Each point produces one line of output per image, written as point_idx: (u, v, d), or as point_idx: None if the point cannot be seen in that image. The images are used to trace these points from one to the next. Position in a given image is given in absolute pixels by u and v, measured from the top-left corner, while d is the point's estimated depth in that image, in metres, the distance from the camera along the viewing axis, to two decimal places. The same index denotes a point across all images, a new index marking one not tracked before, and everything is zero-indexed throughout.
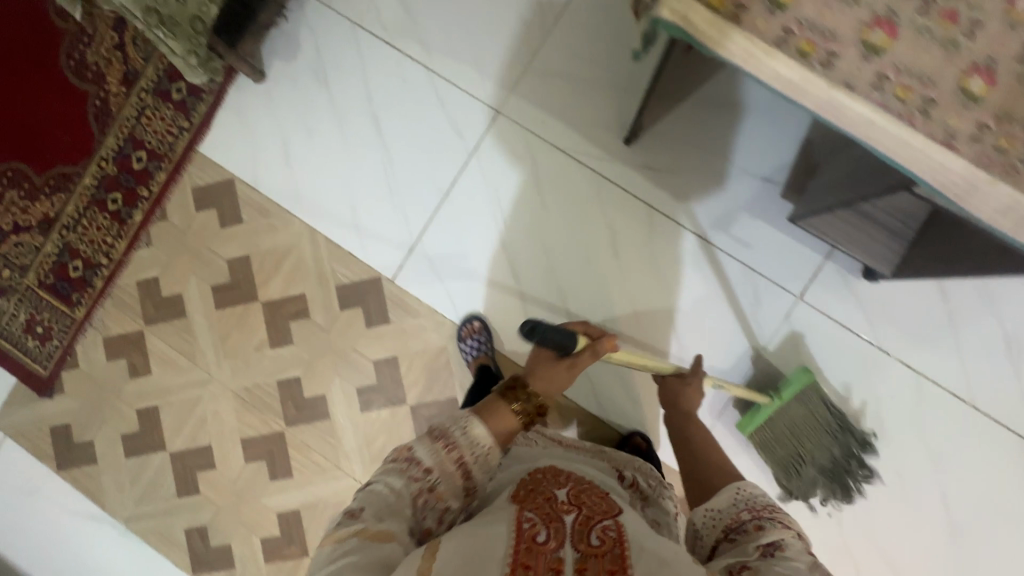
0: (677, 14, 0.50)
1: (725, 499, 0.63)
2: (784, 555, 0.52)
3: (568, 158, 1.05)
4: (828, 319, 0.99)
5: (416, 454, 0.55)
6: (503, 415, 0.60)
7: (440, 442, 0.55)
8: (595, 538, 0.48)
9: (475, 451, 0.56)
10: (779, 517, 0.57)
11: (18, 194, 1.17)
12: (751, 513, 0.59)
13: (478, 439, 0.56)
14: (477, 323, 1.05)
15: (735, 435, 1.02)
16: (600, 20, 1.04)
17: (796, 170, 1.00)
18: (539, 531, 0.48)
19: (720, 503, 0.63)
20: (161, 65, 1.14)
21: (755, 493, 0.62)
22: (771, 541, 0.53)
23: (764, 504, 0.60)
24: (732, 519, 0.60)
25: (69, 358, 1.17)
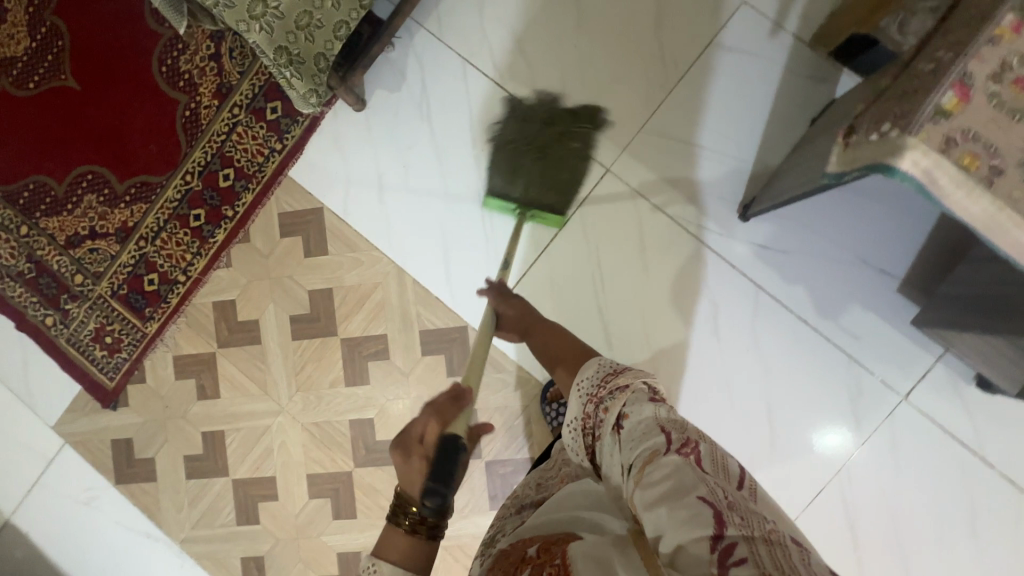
0: (919, 168, 0.46)
1: (574, 403, 0.61)
2: (629, 421, 0.52)
3: (676, 225, 1.01)
4: (932, 422, 0.96)
5: None
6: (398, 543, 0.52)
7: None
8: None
9: None
10: (612, 387, 0.57)
11: (97, 198, 1.14)
12: (593, 401, 0.59)
13: None
14: None
15: (812, 508, 0.99)
16: (727, 86, 1.00)
17: (917, 265, 0.96)
18: None
19: (573, 412, 0.61)
20: (258, 81, 1.09)
21: (589, 375, 0.62)
22: (619, 416, 0.54)
23: (602, 379, 0.60)
24: (585, 418, 0.59)
25: (137, 371, 1.14)
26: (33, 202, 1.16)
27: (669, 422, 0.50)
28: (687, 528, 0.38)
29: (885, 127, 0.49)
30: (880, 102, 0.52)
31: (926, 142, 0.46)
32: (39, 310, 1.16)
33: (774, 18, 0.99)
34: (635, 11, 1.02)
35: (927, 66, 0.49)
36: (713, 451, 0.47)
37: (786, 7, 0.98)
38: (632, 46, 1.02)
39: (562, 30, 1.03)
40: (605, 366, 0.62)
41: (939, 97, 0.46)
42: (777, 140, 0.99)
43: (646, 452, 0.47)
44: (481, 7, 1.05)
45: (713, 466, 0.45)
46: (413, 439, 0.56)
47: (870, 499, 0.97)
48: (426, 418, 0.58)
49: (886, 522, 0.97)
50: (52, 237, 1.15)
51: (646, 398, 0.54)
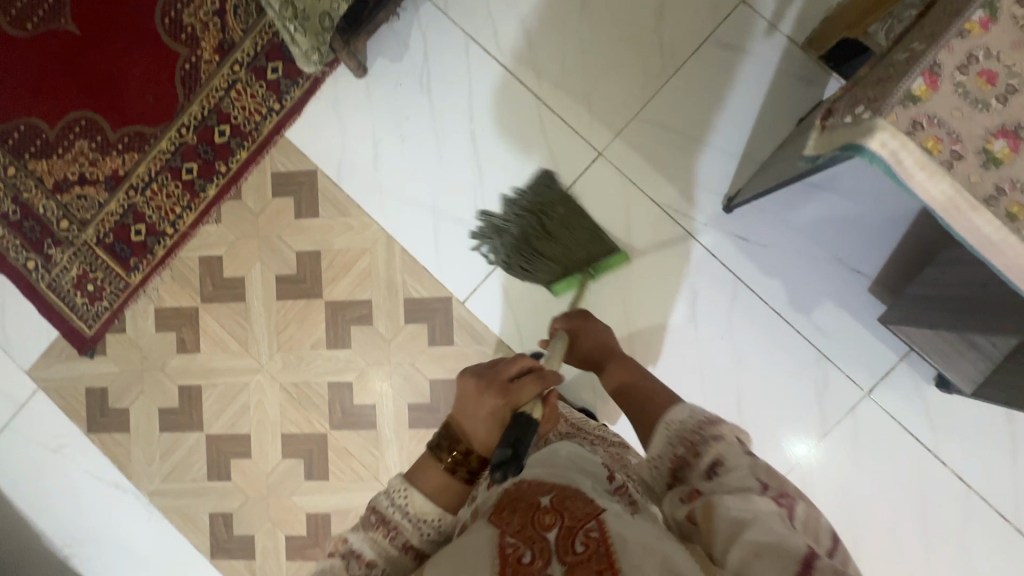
0: (888, 148, 0.49)
1: (659, 439, 0.59)
2: (725, 469, 0.51)
3: (663, 213, 1.04)
4: (891, 418, 1.00)
5: (355, 548, 0.51)
6: (431, 473, 0.55)
7: (380, 530, 0.52)
8: (580, 544, 0.47)
9: (420, 527, 0.53)
10: (710, 433, 0.55)
11: (89, 145, 1.13)
12: (685, 443, 0.56)
13: (422, 515, 0.52)
14: None
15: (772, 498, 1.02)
16: (722, 82, 1.02)
17: (888, 267, 1.00)
18: (523, 553, 0.47)
19: (657, 448, 0.59)
20: (260, 40, 1.10)
21: (681, 416, 0.60)
22: (713, 462, 0.52)
23: (696, 424, 0.57)
24: (672, 458, 0.57)
25: (116, 321, 1.14)
26: (23, 144, 1.15)
27: (766, 473, 0.50)
28: (777, 567, 0.40)
29: (860, 110, 0.52)
30: (858, 89, 0.55)
31: (894, 124, 0.49)
32: (21, 253, 1.15)
33: (770, 18, 1.02)
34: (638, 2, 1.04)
35: (901, 56, 0.52)
36: (807, 504, 0.49)
37: (782, 9, 1.02)
38: (632, 35, 1.04)
39: (566, 13, 1.05)
40: (700, 412, 0.59)
41: (909, 84, 0.49)
42: (765, 138, 1.02)
43: (743, 495, 0.47)
44: None
45: (806, 520, 0.47)
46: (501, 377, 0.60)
47: (828, 489, 1.01)
48: (518, 367, 0.61)
49: (843, 512, 1.01)
50: (40, 181, 1.14)
51: (743, 450, 0.53)
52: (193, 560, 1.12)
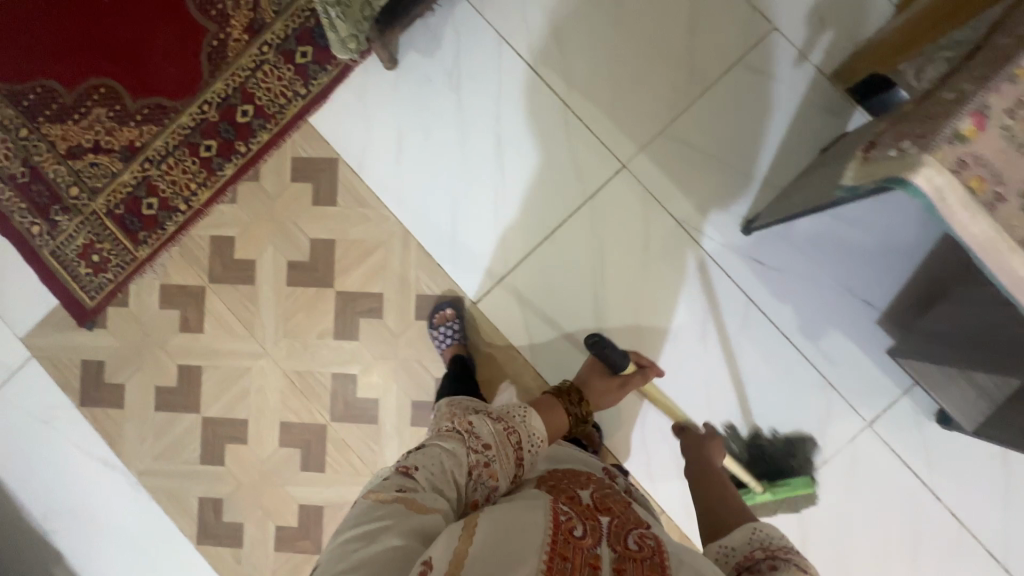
0: (932, 185, 0.50)
1: (741, 535, 0.55)
2: None
3: (682, 231, 1.05)
4: (888, 449, 1.01)
5: (475, 428, 0.56)
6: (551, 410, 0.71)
7: (500, 424, 0.57)
8: (633, 542, 0.48)
9: (530, 440, 0.59)
10: (797, 561, 0.49)
11: (106, 113, 1.11)
12: (765, 551, 0.51)
13: (534, 429, 0.60)
14: (450, 312, 1.05)
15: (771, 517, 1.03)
16: (750, 106, 1.04)
17: (899, 300, 1.01)
18: (575, 526, 0.47)
19: (731, 540, 0.55)
20: (292, 23, 1.09)
21: (775, 532, 0.54)
22: None
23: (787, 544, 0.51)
24: (745, 556, 0.52)
25: (119, 294, 1.11)
26: (36, 106, 1.12)
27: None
28: None
29: (906, 144, 0.52)
30: (906, 123, 0.56)
31: (941, 162, 0.49)
32: (26, 217, 1.12)
33: (801, 47, 1.03)
34: (673, 19, 1.05)
35: (950, 95, 0.53)
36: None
37: (814, 38, 1.03)
38: (665, 51, 1.05)
39: (601, 24, 1.05)
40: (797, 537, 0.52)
41: (958, 123, 0.49)
42: (788, 164, 1.03)
43: None
44: None
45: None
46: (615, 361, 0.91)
47: (824, 515, 1.02)
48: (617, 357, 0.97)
49: (836, 540, 1.02)
50: (51, 145, 1.12)
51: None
52: (177, 544, 1.10)
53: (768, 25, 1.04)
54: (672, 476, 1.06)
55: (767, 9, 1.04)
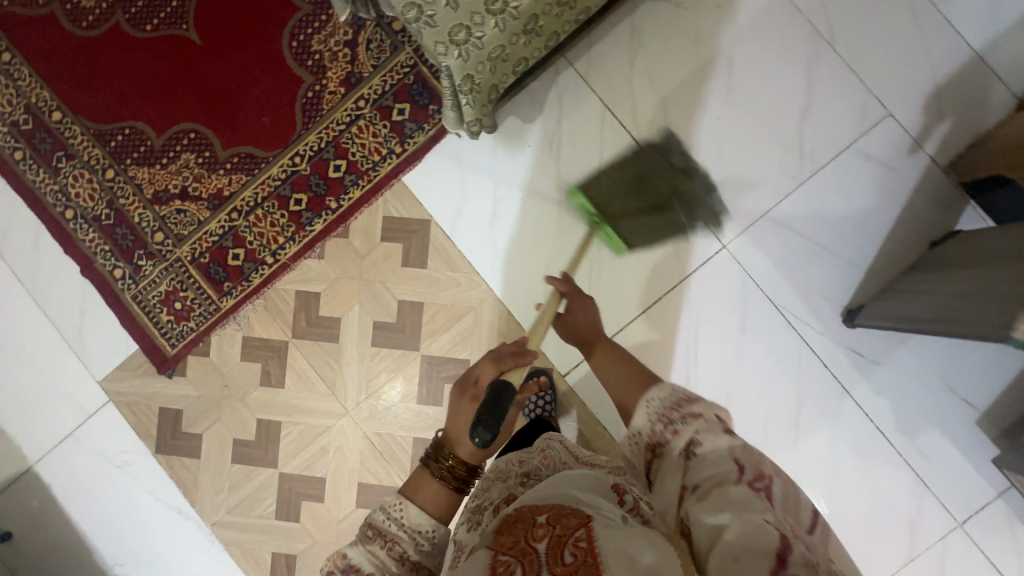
0: None
1: (637, 417, 0.59)
2: (701, 450, 0.51)
3: (780, 315, 1.03)
4: (980, 552, 0.99)
5: (352, 562, 0.51)
6: (426, 489, 0.57)
7: (378, 543, 0.52)
8: (568, 555, 0.43)
9: (417, 538, 0.54)
10: (686, 413, 0.55)
11: (195, 159, 1.10)
12: (660, 422, 0.56)
13: (417, 526, 0.54)
14: (543, 378, 1.03)
15: None
16: (858, 194, 1.01)
17: (1000, 401, 0.99)
18: (513, 568, 0.43)
19: (632, 422, 0.60)
20: (390, 79, 1.06)
21: (660, 395, 0.59)
22: (687, 441, 0.52)
23: (672, 401, 0.58)
24: (648, 436, 0.57)
25: (200, 344, 1.10)
26: (125, 148, 1.11)
27: (744, 456, 0.49)
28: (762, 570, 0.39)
29: None
30: None
31: None
32: (110, 260, 1.11)
33: (915, 136, 1.01)
34: (783, 98, 1.02)
35: None
36: (785, 487, 0.48)
37: (929, 128, 1.00)
38: (773, 132, 1.02)
39: (709, 99, 1.03)
40: (675, 386, 0.60)
41: None
42: (894, 255, 1.01)
43: (718, 484, 0.47)
44: (634, 56, 1.04)
45: (783, 507, 0.46)
46: (470, 381, 0.65)
47: None
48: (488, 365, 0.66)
49: None
50: (138, 188, 1.10)
51: (722, 430, 0.52)
52: None
53: (882, 110, 1.01)
54: None
55: (881, 95, 1.01)
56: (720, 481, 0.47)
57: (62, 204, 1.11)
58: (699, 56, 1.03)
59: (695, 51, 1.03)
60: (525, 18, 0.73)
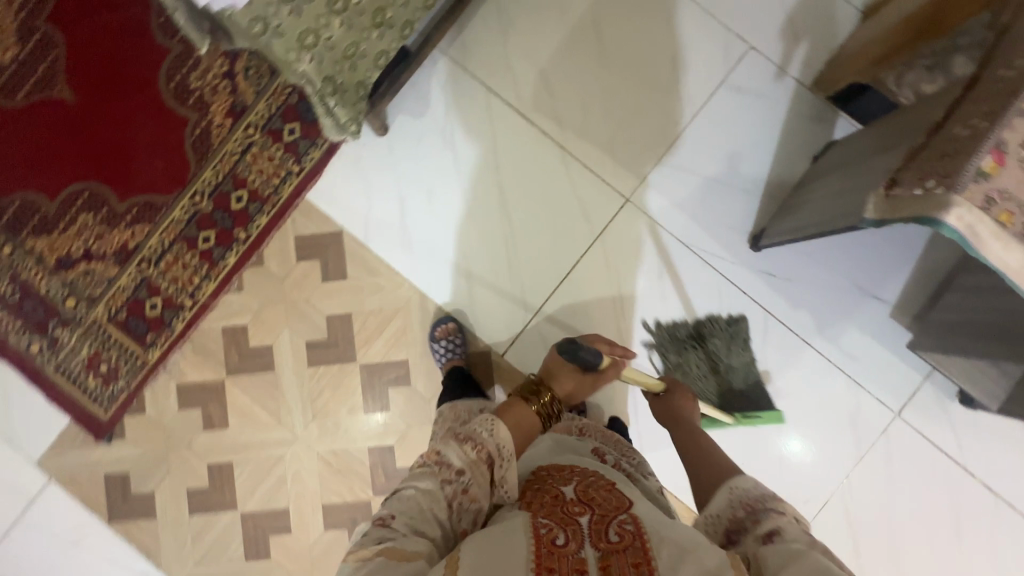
0: (965, 222, 0.53)
1: (718, 500, 0.56)
2: (783, 538, 0.47)
3: (692, 253, 1.07)
4: (919, 434, 1.05)
5: (446, 458, 0.51)
6: (519, 412, 0.60)
7: (468, 444, 0.52)
8: (614, 534, 0.46)
9: (501, 452, 0.53)
10: (771, 504, 0.52)
11: (94, 218, 1.08)
12: (745, 507, 0.53)
13: (504, 442, 0.53)
14: (452, 325, 1.04)
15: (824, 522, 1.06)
16: (739, 125, 1.07)
17: (908, 292, 1.04)
18: (556, 535, 0.45)
19: (716, 507, 0.56)
20: (275, 102, 1.07)
21: (748, 484, 0.56)
22: (770, 530, 0.48)
23: (761, 493, 0.54)
24: (731, 520, 0.53)
25: (134, 402, 1.08)
26: (18, 221, 1.08)
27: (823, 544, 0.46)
28: None
29: (930, 184, 0.55)
30: (919, 160, 0.58)
31: (970, 200, 0.52)
32: (25, 337, 1.08)
33: (779, 62, 1.07)
34: (651, 51, 1.07)
35: (963, 132, 0.55)
36: None
37: (789, 53, 1.06)
38: (649, 83, 1.07)
39: (584, 65, 1.07)
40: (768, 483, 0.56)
41: (980, 161, 0.52)
42: (783, 176, 1.06)
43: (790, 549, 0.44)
44: (506, 38, 1.08)
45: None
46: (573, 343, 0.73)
47: (870, 507, 1.05)
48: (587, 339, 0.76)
49: (887, 533, 1.05)
50: (40, 259, 1.08)
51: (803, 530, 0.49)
52: None
53: (743, 45, 1.07)
54: None
55: (742, 32, 1.07)
56: (789, 548, 0.44)
57: None
58: (567, 27, 1.08)
59: (563, 22, 1.08)
60: (370, 13, 0.75)
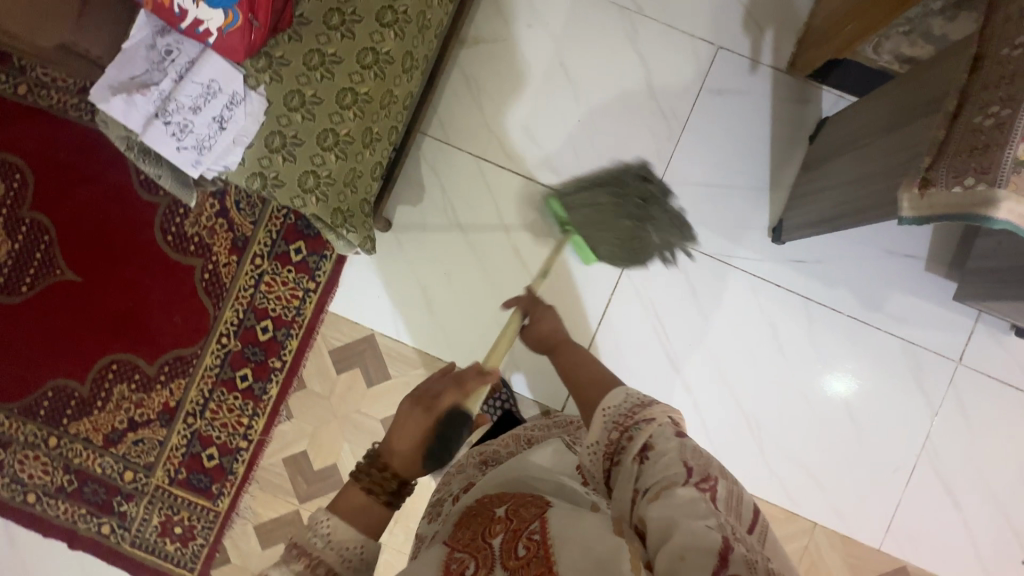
0: (1016, 213, 0.53)
1: (594, 427, 0.53)
2: (655, 460, 0.46)
3: (717, 261, 1.07)
4: (986, 375, 1.05)
5: None
6: (356, 506, 0.51)
7: (302, 560, 0.46)
8: (521, 547, 0.43)
9: (341, 551, 0.47)
10: (642, 417, 0.50)
11: (129, 387, 1.07)
12: (618, 427, 0.51)
13: (340, 540, 0.48)
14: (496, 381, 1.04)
15: (922, 487, 1.05)
16: (729, 126, 1.07)
17: (936, 242, 1.05)
18: (464, 568, 0.44)
19: (593, 434, 0.53)
20: (273, 227, 1.06)
21: (616, 401, 0.54)
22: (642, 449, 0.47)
23: (629, 408, 0.52)
24: (607, 443, 0.51)
25: (216, 555, 1.07)
26: (56, 410, 1.07)
27: (695, 457, 0.45)
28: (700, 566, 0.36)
29: (969, 180, 0.55)
30: (948, 155, 0.58)
31: (1016, 191, 0.52)
32: (92, 521, 1.07)
33: (750, 55, 1.07)
34: (624, 76, 1.07)
35: (986, 121, 0.55)
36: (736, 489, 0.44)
37: (758, 43, 1.07)
38: (630, 108, 1.07)
39: (563, 108, 1.07)
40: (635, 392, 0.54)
41: (1014, 150, 0.52)
42: (784, 163, 1.06)
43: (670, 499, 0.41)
44: (480, 104, 1.08)
45: (729, 503, 0.42)
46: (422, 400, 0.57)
47: (960, 459, 1.04)
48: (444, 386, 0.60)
49: (982, 479, 1.04)
50: (87, 441, 1.07)
51: (676, 433, 0.48)
52: None
53: (711, 46, 1.07)
54: (812, 490, 1.05)
55: (706, 35, 1.07)
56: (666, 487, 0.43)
57: (20, 491, 1.07)
58: (536, 77, 1.08)
59: (530, 72, 1.08)
60: (359, 136, 0.75)
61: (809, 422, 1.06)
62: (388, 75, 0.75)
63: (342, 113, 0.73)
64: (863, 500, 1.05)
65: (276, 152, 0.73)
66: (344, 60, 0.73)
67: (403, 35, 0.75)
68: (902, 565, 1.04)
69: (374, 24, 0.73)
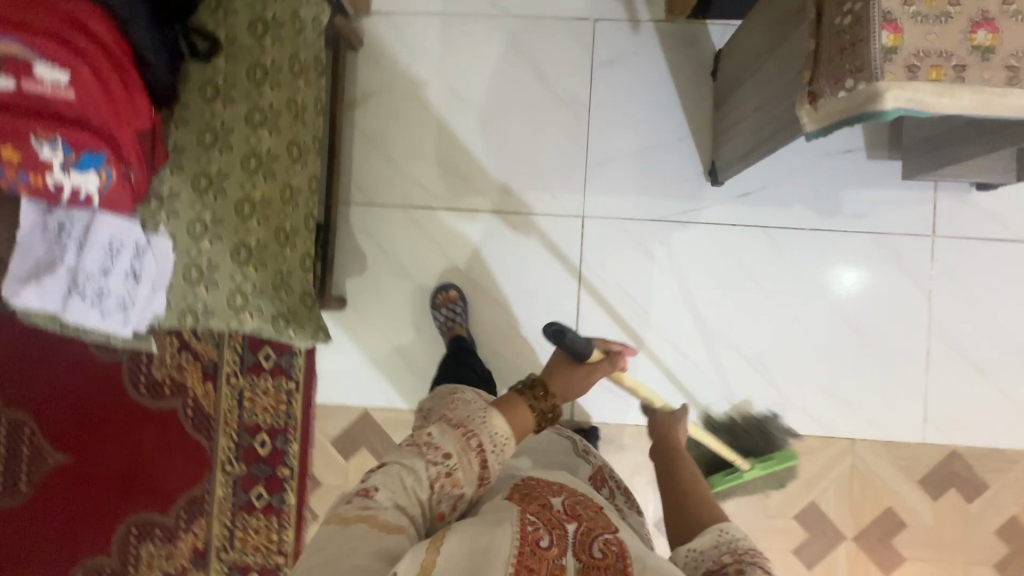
0: (905, 99, 0.52)
1: (704, 538, 0.53)
2: None
3: (668, 223, 1.05)
4: (965, 238, 1.03)
5: (434, 439, 0.49)
6: (516, 411, 0.54)
7: (459, 429, 0.50)
8: (598, 550, 0.44)
9: (495, 442, 0.51)
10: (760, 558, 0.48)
11: (155, 545, 1.07)
12: (731, 552, 0.49)
13: (496, 432, 0.51)
14: (454, 291, 1.04)
15: (944, 366, 1.03)
16: (632, 91, 1.06)
17: (869, 129, 1.03)
18: (542, 536, 0.43)
19: (699, 543, 0.52)
20: (237, 343, 1.06)
21: (737, 531, 0.52)
22: None
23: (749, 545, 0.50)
24: (711, 562, 0.50)
25: None
26: None
27: None
28: None
29: (850, 82, 0.53)
30: (825, 63, 0.57)
31: (896, 78, 0.51)
32: None
33: (627, 17, 1.06)
34: (515, 79, 1.07)
35: (845, 21, 0.54)
36: None
37: (630, 3, 1.06)
38: (533, 107, 1.06)
39: (469, 130, 1.07)
40: None
41: (880, 40, 0.51)
42: (697, 107, 1.05)
43: None
44: (390, 156, 1.08)
45: None
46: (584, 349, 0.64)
47: (971, 327, 1.02)
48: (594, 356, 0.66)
49: (999, 339, 1.02)
50: None
51: None
52: None
53: (587, 22, 1.06)
54: (839, 409, 1.04)
55: (579, 12, 1.07)
56: None
57: None
58: (433, 112, 1.07)
59: (426, 108, 1.07)
60: (272, 239, 0.75)
61: (811, 343, 1.04)
62: (279, 171, 0.75)
63: (247, 224, 0.73)
64: (892, 400, 1.03)
65: (198, 283, 0.73)
66: (231, 173, 0.73)
67: (279, 128, 0.75)
68: (952, 450, 1.02)
69: (247, 129, 0.73)
